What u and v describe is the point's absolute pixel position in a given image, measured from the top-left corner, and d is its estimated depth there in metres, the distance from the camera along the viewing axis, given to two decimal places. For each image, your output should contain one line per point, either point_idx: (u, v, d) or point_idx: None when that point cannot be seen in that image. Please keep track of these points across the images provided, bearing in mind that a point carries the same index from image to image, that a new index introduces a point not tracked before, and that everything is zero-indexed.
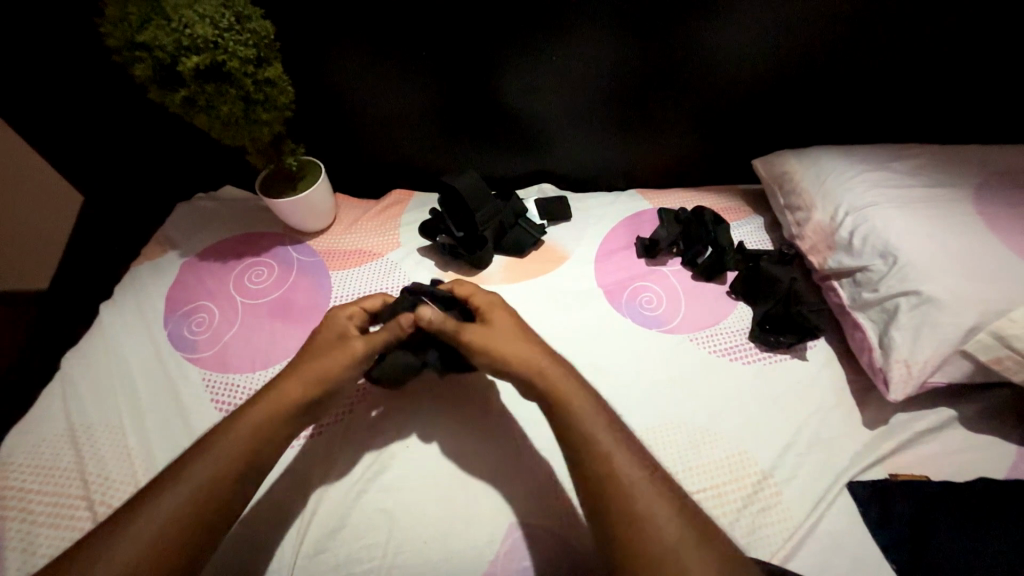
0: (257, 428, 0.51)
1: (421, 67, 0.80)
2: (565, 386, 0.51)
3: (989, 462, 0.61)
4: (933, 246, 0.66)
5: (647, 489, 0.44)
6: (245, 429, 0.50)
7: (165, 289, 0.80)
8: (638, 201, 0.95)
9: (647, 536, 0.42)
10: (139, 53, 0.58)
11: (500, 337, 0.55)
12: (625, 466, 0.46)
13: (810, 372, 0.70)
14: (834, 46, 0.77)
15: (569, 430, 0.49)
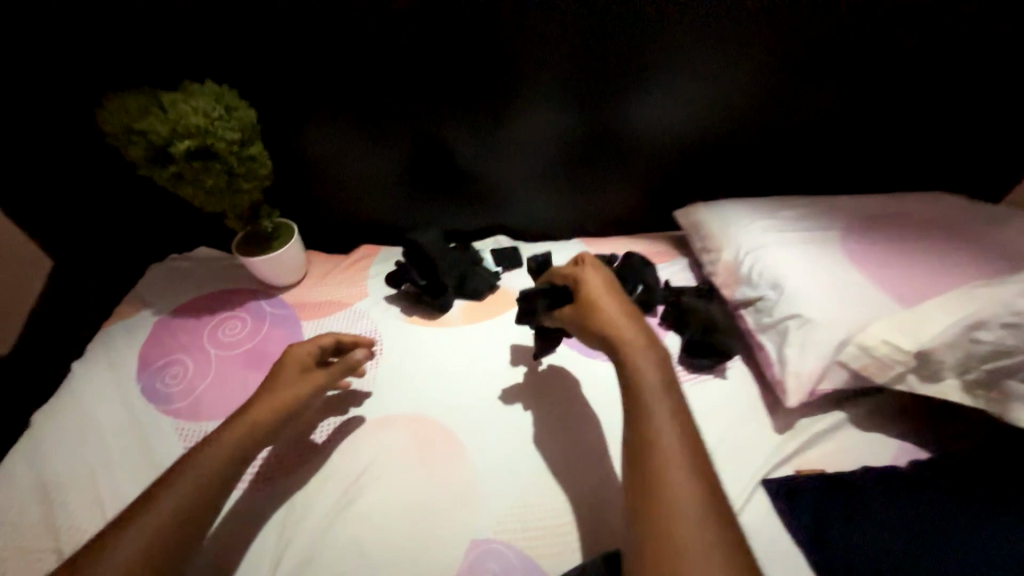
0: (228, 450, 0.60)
1: (386, 141, 0.93)
2: (643, 368, 0.54)
3: (876, 454, 0.72)
4: (810, 277, 0.81)
5: (684, 473, 0.47)
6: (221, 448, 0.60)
7: (138, 346, 0.84)
8: (581, 248, 1.09)
9: (677, 517, 0.44)
10: (136, 139, 0.68)
11: (612, 316, 0.59)
12: (675, 450, 0.48)
13: (728, 388, 0.81)
14: (718, 120, 0.98)
15: (639, 408, 0.52)
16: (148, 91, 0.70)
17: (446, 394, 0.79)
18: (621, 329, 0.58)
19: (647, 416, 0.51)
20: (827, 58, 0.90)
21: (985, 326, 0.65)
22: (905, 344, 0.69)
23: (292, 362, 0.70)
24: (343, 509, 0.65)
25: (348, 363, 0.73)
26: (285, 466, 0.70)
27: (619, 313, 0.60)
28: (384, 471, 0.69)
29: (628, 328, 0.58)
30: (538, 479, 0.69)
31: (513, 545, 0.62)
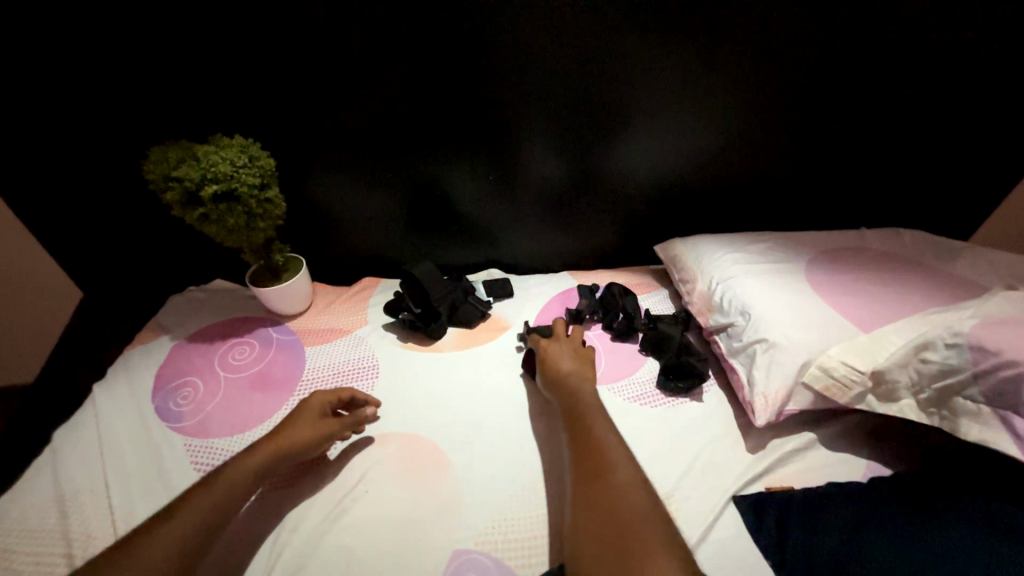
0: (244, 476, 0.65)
1: (388, 184, 1.04)
2: (594, 411, 0.73)
3: (844, 473, 0.75)
4: (775, 304, 0.87)
5: (629, 479, 0.62)
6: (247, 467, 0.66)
7: (155, 369, 0.91)
8: (567, 280, 1.17)
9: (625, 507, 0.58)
10: (172, 184, 0.78)
11: (573, 376, 0.80)
12: (622, 464, 0.64)
13: (703, 410, 0.86)
14: (688, 164, 1.08)
15: (593, 438, 0.68)
16: (185, 144, 0.81)
17: (436, 414, 0.84)
18: (576, 378, 0.80)
19: (599, 440, 0.68)
20: (782, 110, 1.01)
21: (932, 348, 0.70)
22: (861, 365, 0.75)
23: (312, 406, 0.76)
24: (334, 520, 0.69)
25: (360, 418, 0.78)
26: (268, 493, 0.73)
27: (577, 369, 0.82)
28: (374, 485, 0.73)
29: (581, 378, 0.80)
30: (518, 493, 0.73)
31: (493, 556, 0.65)
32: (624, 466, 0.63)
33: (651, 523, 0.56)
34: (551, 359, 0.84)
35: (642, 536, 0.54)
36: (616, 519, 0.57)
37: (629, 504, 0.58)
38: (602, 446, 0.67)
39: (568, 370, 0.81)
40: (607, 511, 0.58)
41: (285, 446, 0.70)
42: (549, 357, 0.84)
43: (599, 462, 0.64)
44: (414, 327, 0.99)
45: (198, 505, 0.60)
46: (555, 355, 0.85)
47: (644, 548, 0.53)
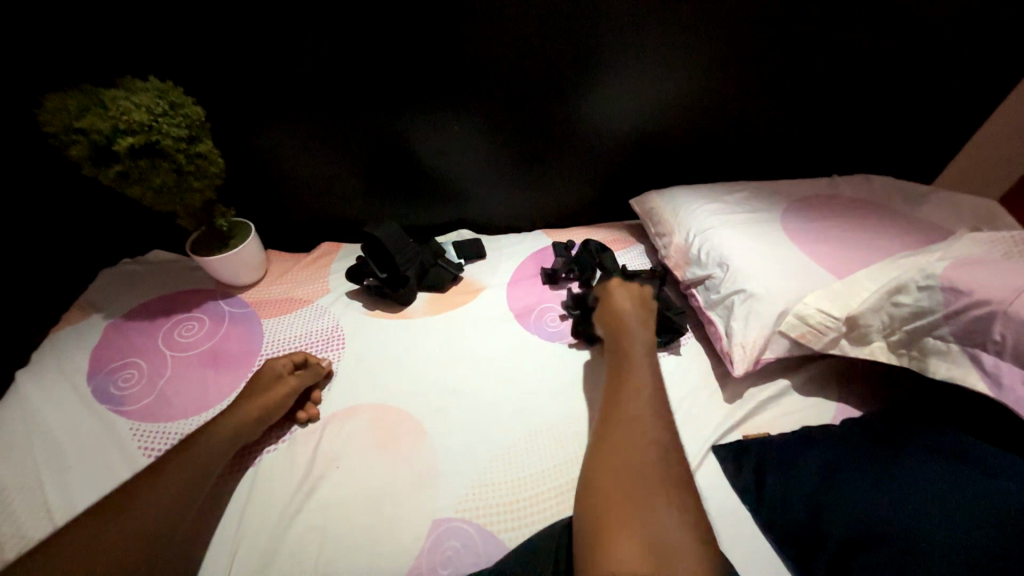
0: (218, 448, 0.64)
1: (341, 139, 0.94)
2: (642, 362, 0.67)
3: (816, 416, 0.77)
4: (753, 255, 0.85)
5: (659, 438, 0.56)
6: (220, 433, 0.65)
7: (90, 350, 0.82)
8: (542, 238, 1.12)
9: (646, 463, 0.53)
10: (76, 137, 0.66)
11: (630, 321, 0.74)
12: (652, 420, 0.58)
13: (681, 363, 0.85)
14: (664, 111, 1.02)
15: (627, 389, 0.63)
16: (88, 88, 0.68)
17: (409, 383, 0.80)
18: (635, 323, 0.74)
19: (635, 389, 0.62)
20: (763, 50, 0.95)
21: (904, 291, 0.70)
22: (836, 311, 0.75)
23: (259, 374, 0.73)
24: (306, 498, 0.65)
25: (314, 370, 0.77)
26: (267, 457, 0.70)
27: (638, 315, 0.76)
28: (346, 459, 0.69)
29: (641, 324, 0.74)
30: (499, 457, 0.71)
31: (474, 523, 0.63)
32: (644, 410, 0.59)
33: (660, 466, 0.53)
34: (608, 304, 0.78)
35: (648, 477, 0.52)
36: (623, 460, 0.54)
37: (646, 446, 0.54)
38: (632, 389, 0.62)
39: (628, 314, 0.75)
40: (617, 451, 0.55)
41: (247, 415, 0.68)
42: (609, 302, 0.78)
43: (626, 409, 0.60)
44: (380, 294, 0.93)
45: (166, 487, 0.58)
46: (613, 299, 0.78)
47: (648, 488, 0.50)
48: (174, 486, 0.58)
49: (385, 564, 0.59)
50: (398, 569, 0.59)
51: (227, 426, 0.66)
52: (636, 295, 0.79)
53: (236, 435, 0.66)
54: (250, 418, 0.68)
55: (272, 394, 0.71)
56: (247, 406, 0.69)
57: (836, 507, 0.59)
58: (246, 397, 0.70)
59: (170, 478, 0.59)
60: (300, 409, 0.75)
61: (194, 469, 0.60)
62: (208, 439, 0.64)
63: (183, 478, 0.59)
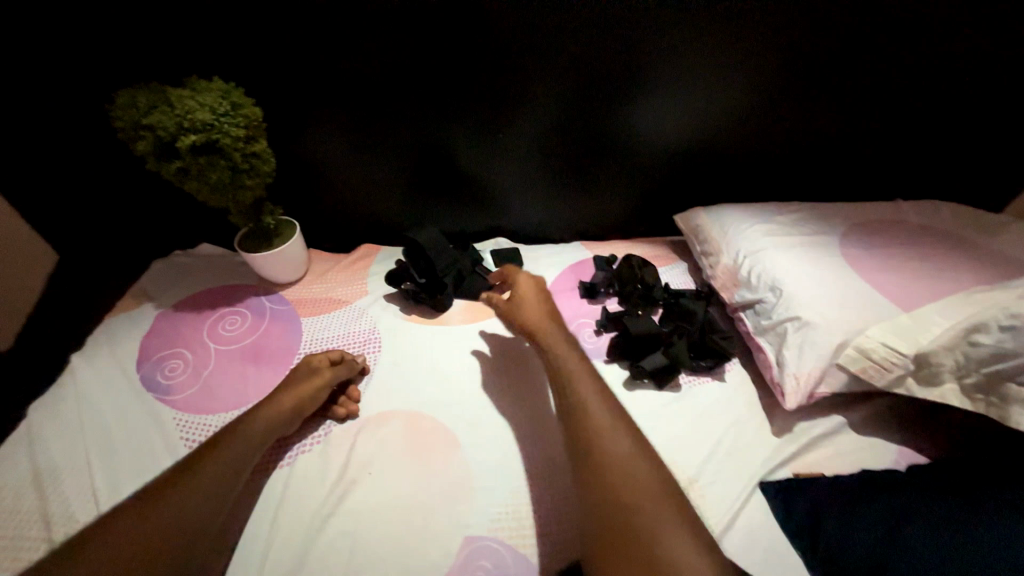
0: (253, 443, 0.64)
1: (388, 143, 0.95)
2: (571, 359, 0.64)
3: (875, 459, 0.72)
4: (809, 280, 0.81)
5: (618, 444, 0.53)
6: (255, 429, 0.65)
7: (140, 338, 0.85)
8: (581, 250, 1.09)
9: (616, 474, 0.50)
10: (143, 133, 0.69)
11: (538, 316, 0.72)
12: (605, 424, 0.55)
13: (727, 390, 0.81)
14: (716, 125, 0.99)
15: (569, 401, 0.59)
16: (157, 87, 0.71)
17: (443, 392, 0.79)
18: (546, 321, 0.71)
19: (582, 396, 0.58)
20: (827, 65, 0.91)
21: (985, 331, 0.64)
22: (903, 347, 0.70)
23: (295, 369, 0.74)
24: (337, 504, 0.65)
25: (349, 366, 0.77)
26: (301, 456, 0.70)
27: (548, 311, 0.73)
28: (379, 466, 0.69)
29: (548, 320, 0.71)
30: (529, 474, 0.68)
31: (506, 542, 0.61)
32: (599, 406, 0.57)
33: (644, 471, 0.51)
34: (508, 308, 0.75)
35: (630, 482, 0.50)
36: (599, 464, 0.51)
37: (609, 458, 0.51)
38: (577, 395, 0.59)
39: (536, 312, 0.73)
40: (593, 460, 0.52)
41: (284, 408, 0.68)
42: (511, 304, 0.75)
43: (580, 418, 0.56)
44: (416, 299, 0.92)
45: (207, 481, 0.57)
46: (517, 300, 0.75)
47: (632, 496, 0.48)
48: (214, 480, 0.57)
49: None
50: None
51: (261, 421, 0.66)
52: (537, 288, 0.78)
53: (269, 430, 0.66)
54: (281, 413, 0.68)
55: (303, 390, 0.71)
56: (279, 401, 0.69)
57: (898, 555, 0.54)
58: (280, 391, 0.70)
59: (211, 471, 0.58)
60: (337, 404, 0.75)
61: (233, 463, 0.60)
62: (243, 433, 0.63)
63: (222, 473, 0.59)
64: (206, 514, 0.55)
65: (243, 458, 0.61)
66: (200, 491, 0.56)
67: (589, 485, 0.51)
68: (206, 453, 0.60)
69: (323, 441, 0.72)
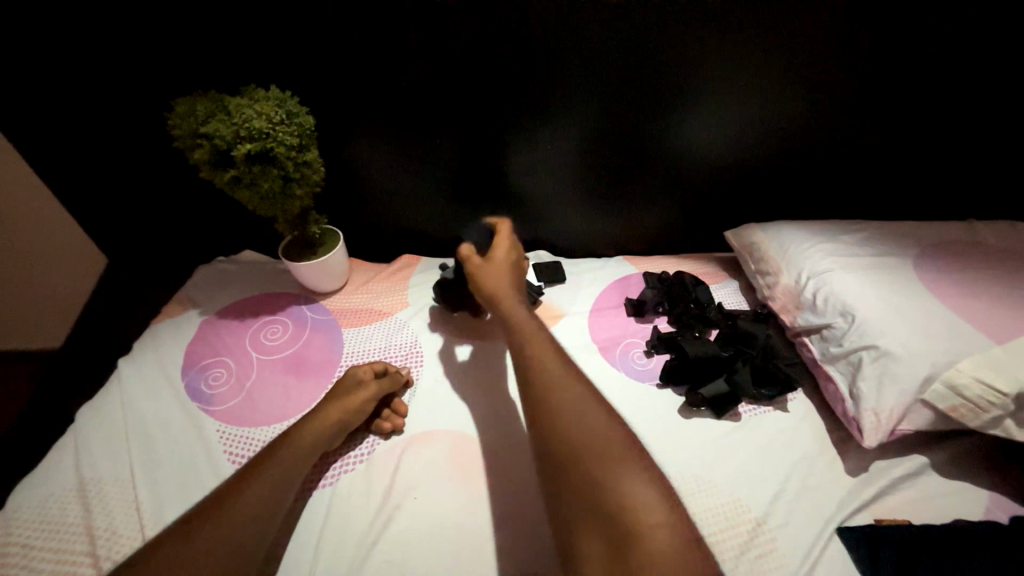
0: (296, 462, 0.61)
1: (433, 154, 0.93)
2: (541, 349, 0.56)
3: (967, 507, 0.65)
4: (885, 306, 0.74)
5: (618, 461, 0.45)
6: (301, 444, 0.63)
7: (184, 345, 0.84)
8: (626, 265, 1.05)
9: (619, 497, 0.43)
10: (201, 141, 0.69)
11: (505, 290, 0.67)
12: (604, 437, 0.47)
13: (793, 422, 0.75)
14: (775, 139, 0.93)
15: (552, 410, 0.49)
16: (215, 96, 0.71)
17: (487, 412, 0.75)
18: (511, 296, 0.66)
19: (568, 402, 0.49)
20: (903, 77, 0.85)
21: None
22: (1002, 385, 0.64)
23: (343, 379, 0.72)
24: (381, 532, 0.62)
25: (394, 379, 0.75)
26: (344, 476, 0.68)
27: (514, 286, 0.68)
28: (424, 490, 0.66)
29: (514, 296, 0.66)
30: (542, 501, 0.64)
31: None
32: (556, 363, 0.54)
33: (650, 494, 0.44)
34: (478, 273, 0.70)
35: (590, 438, 0.47)
36: (584, 456, 0.46)
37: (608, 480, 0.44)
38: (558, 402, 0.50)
39: (502, 286, 0.67)
40: (591, 479, 0.44)
41: (328, 422, 0.66)
42: (479, 270, 0.70)
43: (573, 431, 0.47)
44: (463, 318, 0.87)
45: (252, 504, 0.55)
46: (487, 268, 0.71)
47: (615, 482, 0.44)
48: (260, 502, 0.55)
49: None
50: None
51: (304, 439, 0.63)
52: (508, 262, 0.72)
53: (311, 447, 0.63)
54: (324, 429, 0.65)
55: (345, 404, 0.68)
56: (321, 416, 0.66)
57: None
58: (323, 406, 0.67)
59: (256, 493, 0.55)
60: (383, 419, 0.73)
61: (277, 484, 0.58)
62: (287, 451, 0.61)
63: (267, 494, 0.56)
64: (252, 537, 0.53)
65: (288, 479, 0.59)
66: (246, 514, 0.53)
67: (582, 506, 0.44)
68: (249, 473, 0.58)
69: (366, 462, 0.69)
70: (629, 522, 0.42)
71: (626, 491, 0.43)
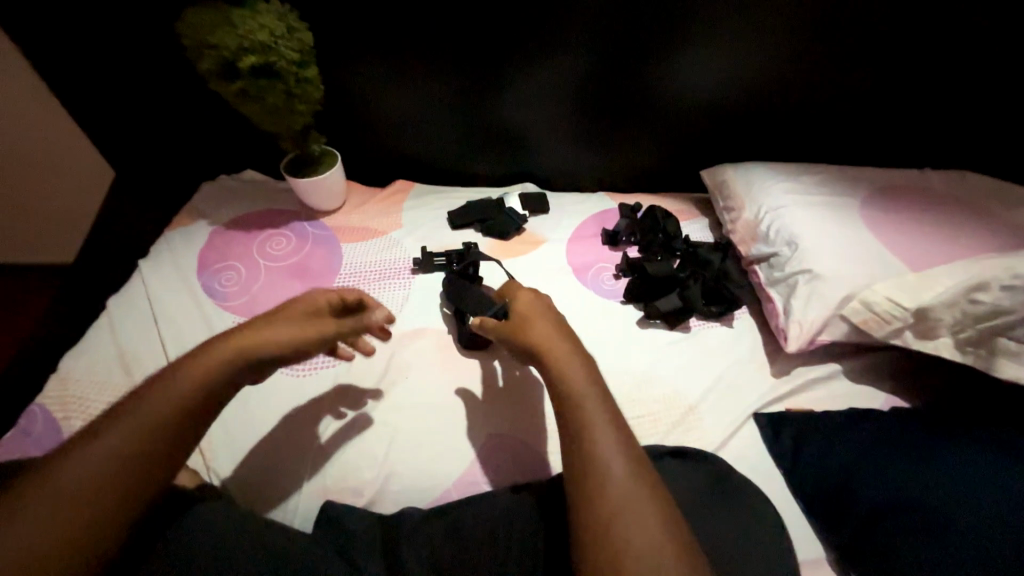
0: (169, 406, 0.51)
1: (428, 79, 0.97)
2: (573, 374, 0.56)
3: (863, 401, 0.79)
4: (825, 237, 0.84)
5: (625, 492, 0.47)
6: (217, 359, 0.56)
7: (198, 249, 0.93)
8: (606, 200, 1.12)
9: (613, 532, 0.45)
10: (207, 51, 0.74)
11: (539, 325, 0.62)
12: (611, 465, 0.49)
13: (735, 333, 0.87)
14: (753, 81, 0.98)
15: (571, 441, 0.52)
16: (219, 6, 0.74)
17: None
18: (548, 330, 0.61)
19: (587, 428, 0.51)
20: (877, 23, 0.89)
21: (985, 289, 0.69)
22: (906, 302, 0.74)
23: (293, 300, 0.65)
24: (376, 402, 0.74)
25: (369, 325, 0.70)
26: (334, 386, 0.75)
27: (552, 325, 0.63)
28: (414, 372, 0.77)
29: (555, 330, 0.62)
30: (519, 388, 0.76)
31: (524, 442, 0.70)
32: (584, 390, 0.55)
33: (651, 518, 0.45)
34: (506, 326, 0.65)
35: (608, 463, 0.49)
36: (592, 481, 0.48)
37: (609, 512, 0.46)
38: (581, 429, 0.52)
39: (539, 326, 0.62)
40: (595, 504, 0.47)
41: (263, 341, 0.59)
42: (518, 319, 0.64)
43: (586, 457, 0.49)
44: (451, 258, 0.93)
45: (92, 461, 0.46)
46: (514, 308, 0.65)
47: (611, 513, 0.46)
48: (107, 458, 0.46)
49: (446, 464, 0.68)
50: (457, 470, 0.68)
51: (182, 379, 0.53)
52: (538, 302, 0.66)
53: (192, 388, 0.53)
54: (223, 362, 0.56)
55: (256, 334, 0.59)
56: (220, 348, 0.57)
57: (857, 482, 0.64)
58: (225, 335, 0.58)
59: (105, 448, 0.47)
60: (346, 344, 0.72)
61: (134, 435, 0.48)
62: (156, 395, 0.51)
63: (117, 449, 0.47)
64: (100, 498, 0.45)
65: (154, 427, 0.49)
66: (126, 437, 0.48)
67: (584, 531, 0.46)
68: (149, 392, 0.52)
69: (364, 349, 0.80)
70: (614, 550, 0.44)
71: (616, 505, 0.46)
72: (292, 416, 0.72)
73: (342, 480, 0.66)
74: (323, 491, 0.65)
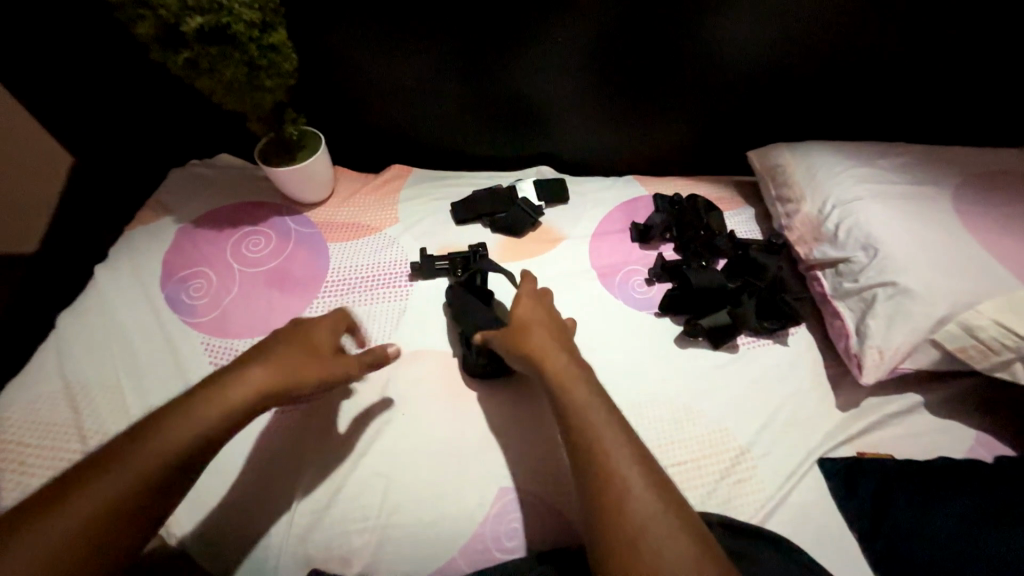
0: (176, 449, 0.46)
1: (424, 43, 0.80)
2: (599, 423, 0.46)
3: (951, 443, 0.65)
4: (912, 240, 0.68)
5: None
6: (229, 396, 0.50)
7: (161, 254, 0.80)
8: (635, 187, 0.96)
9: None
10: (143, 11, 0.58)
11: (547, 348, 0.54)
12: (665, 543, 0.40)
13: (791, 356, 0.73)
14: (824, 40, 0.79)
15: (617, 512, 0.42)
16: None
17: None
18: (559, 355, 0.53)
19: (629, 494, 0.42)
20: None
21: None
22: (1022, 329, 0.60)
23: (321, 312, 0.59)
24: (368, 444, 0.62)
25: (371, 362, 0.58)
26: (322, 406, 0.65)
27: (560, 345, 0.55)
28: (413, 406, 0.66)
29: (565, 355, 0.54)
30: (537, 426, 0.64)
31: (544, 495, 0.59)
32: (617, 440, 0.46)
33: None
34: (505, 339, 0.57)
35: (634, 495, 0.42)
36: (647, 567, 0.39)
37: None
38: (622, 494, 0.42)
39: (546, 349, 0.54)
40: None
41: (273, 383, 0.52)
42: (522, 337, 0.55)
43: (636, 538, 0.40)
44: (456, 263, 0.79)
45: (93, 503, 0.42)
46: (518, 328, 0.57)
47: None
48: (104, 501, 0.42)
49: (450, 524, 0.57)
50: (463, 531, 0.57)
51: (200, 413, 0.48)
52: (539, 321, 0.58)
53: (204, 426, 0.48)
54: (222, 409, 0.49)
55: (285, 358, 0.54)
56: (242, 388, 0.50)
57: (961, 562, 0.52)
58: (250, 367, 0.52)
59: (106, 486, 0.43)
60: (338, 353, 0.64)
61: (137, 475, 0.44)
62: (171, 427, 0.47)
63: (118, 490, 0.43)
64: (91, 547, 0.41)
65: (157, 469, 0.45)
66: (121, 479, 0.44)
67: None
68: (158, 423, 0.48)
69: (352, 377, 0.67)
70: None
71: None
72: (269, 463, 0.61)
73: (330, 545, 0.56)
74: (306, 559, 0.55)
